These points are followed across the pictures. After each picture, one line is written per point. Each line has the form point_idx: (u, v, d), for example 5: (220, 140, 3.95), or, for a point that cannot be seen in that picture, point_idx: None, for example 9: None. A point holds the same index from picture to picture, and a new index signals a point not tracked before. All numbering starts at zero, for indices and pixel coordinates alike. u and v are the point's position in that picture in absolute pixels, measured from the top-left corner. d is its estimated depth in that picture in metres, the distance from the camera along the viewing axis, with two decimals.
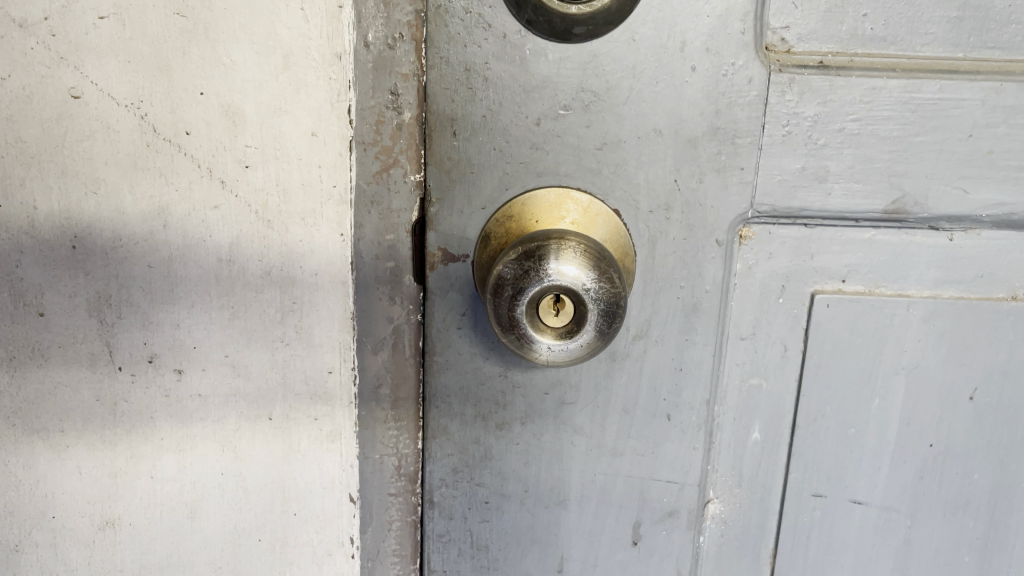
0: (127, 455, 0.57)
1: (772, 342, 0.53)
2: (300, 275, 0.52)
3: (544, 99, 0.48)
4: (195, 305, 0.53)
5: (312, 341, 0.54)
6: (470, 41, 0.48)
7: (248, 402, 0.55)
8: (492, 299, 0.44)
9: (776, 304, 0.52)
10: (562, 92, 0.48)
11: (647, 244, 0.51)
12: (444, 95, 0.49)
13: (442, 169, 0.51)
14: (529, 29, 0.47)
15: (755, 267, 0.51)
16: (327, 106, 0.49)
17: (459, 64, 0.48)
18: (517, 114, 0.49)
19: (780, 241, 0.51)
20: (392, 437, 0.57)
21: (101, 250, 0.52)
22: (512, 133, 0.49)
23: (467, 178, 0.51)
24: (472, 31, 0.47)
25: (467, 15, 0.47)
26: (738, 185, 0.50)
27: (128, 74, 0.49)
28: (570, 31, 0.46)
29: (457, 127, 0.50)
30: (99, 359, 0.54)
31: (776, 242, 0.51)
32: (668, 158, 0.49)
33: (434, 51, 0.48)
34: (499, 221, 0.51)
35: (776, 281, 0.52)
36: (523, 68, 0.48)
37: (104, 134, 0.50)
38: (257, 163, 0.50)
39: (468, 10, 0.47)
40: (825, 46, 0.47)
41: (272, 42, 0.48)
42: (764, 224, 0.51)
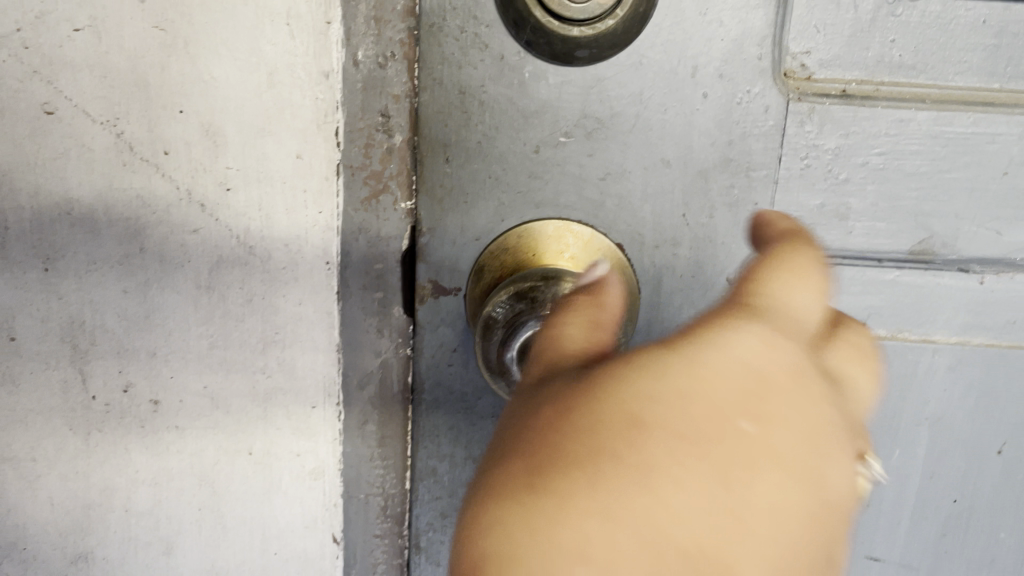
0: (100, 486, 0.54)
1: None
2: (282, 305, 0.49)
3: (544, 125, 0.45)
4: (172, 334, 0.51)
5: (294, 373, 0.51)
6: (466, 62, 0.44)
7: (227, 435, 0.53)
8: (481, 340, 0.42)
9: None
10: (564, 117, 0.45)
11: (652, 281, 0.47)
12: (437, 119, 0.46)
13: (434, 198, 0.47)
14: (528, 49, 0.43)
15: None
16: (313, 127, 0.46)
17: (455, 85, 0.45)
18: (515, 139, 0.46)
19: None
20: (378, 477, 0.54)
21: (75, 272, 0.50)
22: (509, 160, 0.46)
23: (460, 207, 0.47)
24: (468, 51, 0.44)
25: (462, 35, 0.44)
26: None
27: (103, 90, 0.46)
28: (572, 54, 0.42)
29: (450, 152, 0.46)
30: (72, 387, 0.52)
31: None
32: (676, 191, 0.46)
33: (426, 72, 0.45)
34: (493, 253, 0.48)
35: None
36: (522, 92, 0.44)
37: (79, 153, 0.47)
38: (238, 186, 0.47)
39: (463, 29, 0.44)
40: (849, 73, 0.44)
41: (255, 59, 0.45)
42: None
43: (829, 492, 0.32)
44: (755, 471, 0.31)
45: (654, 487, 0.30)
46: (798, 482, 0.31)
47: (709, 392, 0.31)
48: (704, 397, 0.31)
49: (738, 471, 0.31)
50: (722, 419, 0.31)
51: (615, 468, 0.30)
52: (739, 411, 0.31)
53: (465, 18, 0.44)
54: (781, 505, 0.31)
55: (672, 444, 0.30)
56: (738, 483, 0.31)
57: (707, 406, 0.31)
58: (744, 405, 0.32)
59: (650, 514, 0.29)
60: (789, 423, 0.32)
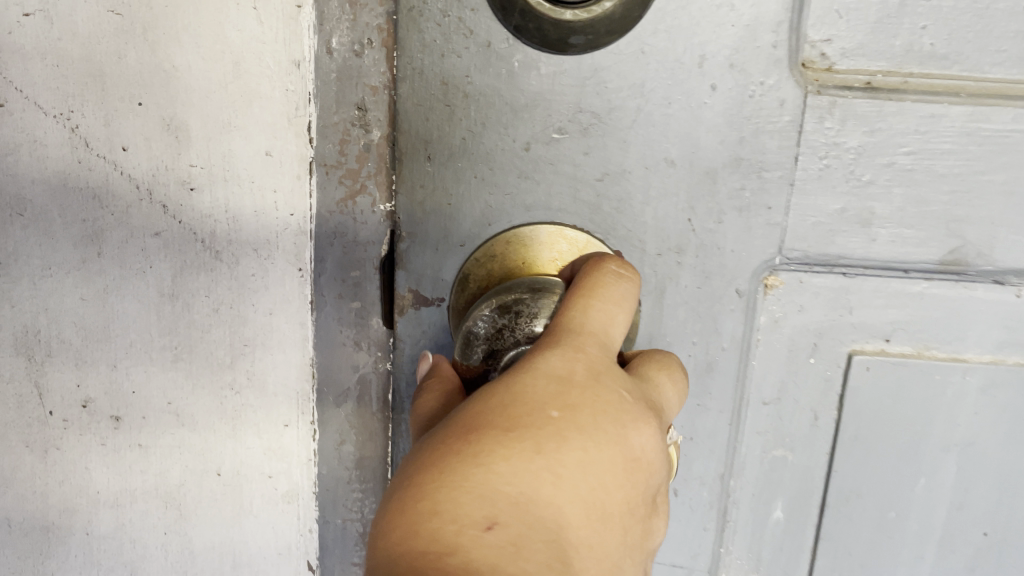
0: (60, 507, 0.50)
1: (800, 409, 0.45)
2: (251, 315, 0.45)
3: (536, 120, 0.41)
4: (133, 345, 0.47)
5: (265, 390, 0.47)
6: (449, 50, 0.40)
7: (194, 454, 0.49)
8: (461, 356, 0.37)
9: (806, 364, 0.44)
10: (557, 112, 0.41)
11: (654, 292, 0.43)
12: (417, 113, 0.41)
13: (414, 200, 0.43)
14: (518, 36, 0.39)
15: (783, 320, 0.44)
16: (284, 121, 0.42)
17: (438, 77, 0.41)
18: (504, 136, 0.41)
19: (813, 292, 0.43)
20: (356, 500, 0.50)
21: (28, 278, 0.46)
22: (498, 158, 0.42)
23: (444, 211, 0.43)
24: (451, 38, 0.40)
25: (444, 19, 0.40)
26: (764, 227, 0.42)
27: (56, 80, 0.42)
28: (565, 41, 0.38)
29: (431, 150, 0.42)
30: (28, 402, 0.48)
31: (808, 293, 0.43)
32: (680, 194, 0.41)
33: (405, 61, 0.41)
34: (477, 262, 0.43)
35: (806, 338, 0.44)
36: (511, 83, 0.40)
37: (31, 148, 0.44)
38: (203, 185, 0.43)
39: (446, 13, 0.40)
40: (874, 64, 0.39)
41: (221, 47, 0.41)
42: (794, 271, 0.42)
43: (646, 452, 0.31)
44: (578, 436, 0.29)
45: (479, 460, 0.27)
46: (617, 440, 0.30)
47: (524, 386, 0.30)
48: (521, 390, 0.30)
49: (560, 440, 0.29)
50: (541, 400, 0.30)
51: (445, 460, 0.28)
52: (554, 394, 0.30)
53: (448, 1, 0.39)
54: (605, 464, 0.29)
55: (493, 434, 0.28)
56: (559, 452, 0.28)
57: (524, 396, 0.30)
58: (556, 391, 0.30)
59: (485, 488, 0.27)
60: (603, 396, 0.31)
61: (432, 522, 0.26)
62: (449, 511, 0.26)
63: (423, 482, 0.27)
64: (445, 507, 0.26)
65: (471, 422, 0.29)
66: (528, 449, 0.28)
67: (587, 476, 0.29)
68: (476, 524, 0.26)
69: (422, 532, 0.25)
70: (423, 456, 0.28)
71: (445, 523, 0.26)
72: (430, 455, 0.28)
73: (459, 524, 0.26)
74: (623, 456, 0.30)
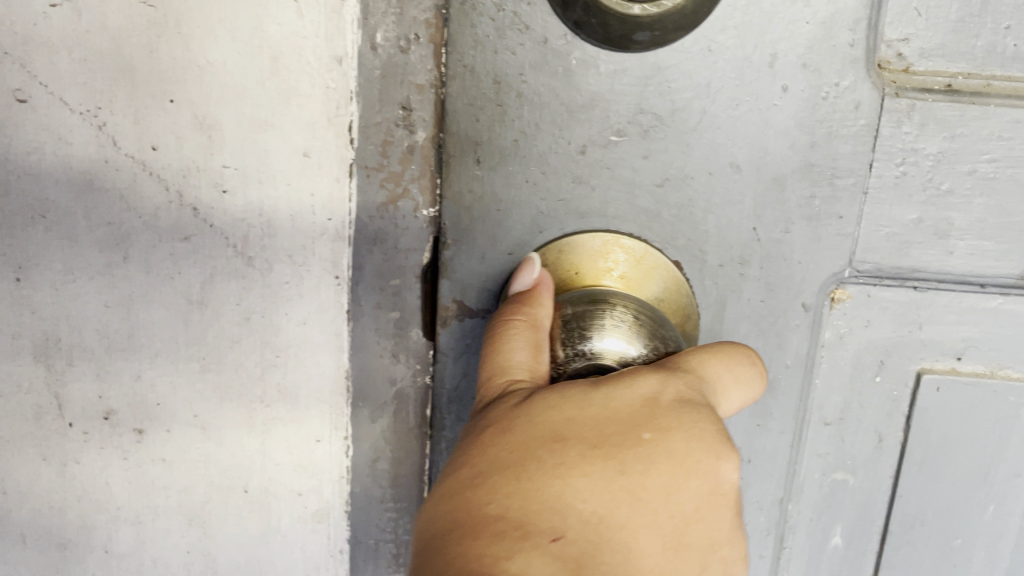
0: (78, 524, 0.48)
1: (864, 431, 0.43)
2: (284, 324, 0.43)
3: (592, 121, 0.39)
4: (159, 355, 0.44)
5: (297, 403, 0.45)
6: (503, 47, 0.38)
7: (219, 470, 0.46)
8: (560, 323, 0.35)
9: (871, 382, 0.42)
10: (616, 114, 0.39)
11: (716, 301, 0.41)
12: (467, 113, 0.39)
13: (461, 204, 0.41)
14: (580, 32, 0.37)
15: (848, 336, 0.41)
16: (323, 120, 0.40)
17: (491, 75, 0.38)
18: (558, 137, 0.39)
19: (881, 306, 0.41)
20: (390, 521, 0.47)
21: (49, 284, 0.44)
22: (551, 161, 0.40)
23: (492, 217, 0.41)
24: (506, 34, 0.38)
25: (499, 14, 0.38)
26: (834, 237, 0.40)
27: (83, 75, 0.40)
28: (630, 36, 0.36)
29: (481, 153, 0.40)
30: (47, 413, 0.46)
31: (876, 306, 0.41)
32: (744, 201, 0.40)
33: (455, 58, 0.38)
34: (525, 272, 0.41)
35: (873, 356, 0.42)
36: (568, 82, 0.38)
37: (55, 147, 0.41)
38: (236, 188, 0.41)
39: (501, 8, 0.38)
40: (954, 65, 0.37)
41: (257, 41, 0.39)
42: (863, 285, 0.41)
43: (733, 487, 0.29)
44: (666, 462, 0.28)
45: (557, 471, 0.28)
46: (707, 469, 0.28)
47: (616, 399, 0.30)
48: (613, 401, 0.29)
49: (643, 464, 0.28)
50: (632, 418, 0.29)
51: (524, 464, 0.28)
52: (645, 412, 0.29)
53: None
54: (688, 493, 0.28)
55: (577, 445, 0.28)
56: (640, 475, 0.28)
57: (615, 410, 0.29)
58: (649, 409, 0.29)
59: (558, 501, 0.27)
60: (700, 422, 0.29)
61: (499, 523, 0.27)
62: (516, 517, 0.27)
63: (500, 480, 0.28)
64: (515, 511, 0.27)
65: (557, 430, 0.29)
66: (609, 468, 0.28)
67: (666, 504, 0.28)
68: (541, 534, 0.26)
69: (486, 530, 0.26)
70: (503, 452, 0.29)
71: (512, 526, 0.26)
72: (514, 452, 0.29)
73: (523, 530, 0.26)
74: (710, 488, 0.28)
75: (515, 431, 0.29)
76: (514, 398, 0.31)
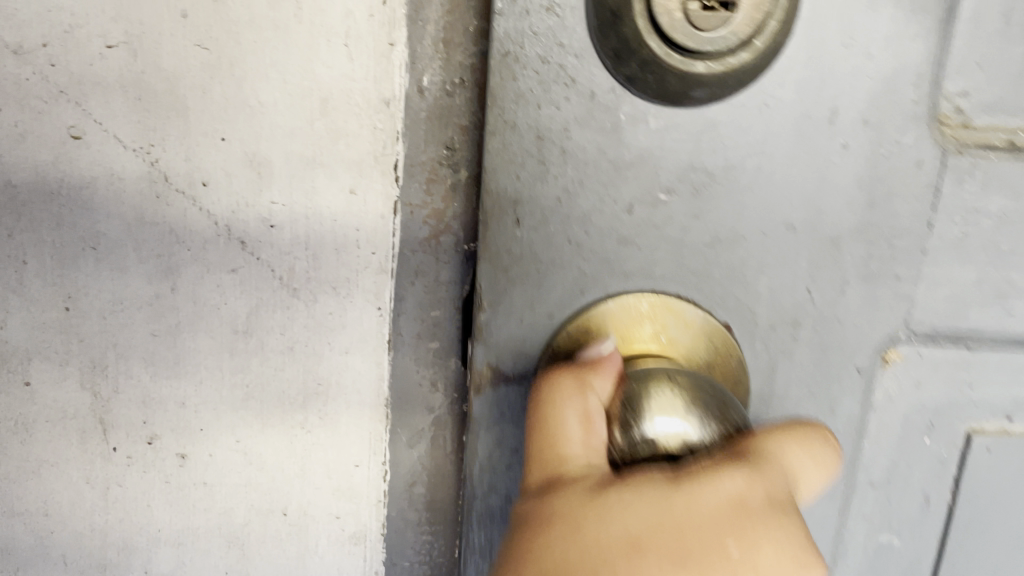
0: (119, 546, 0.49)
1: (913, 489, 0.46)
2: (327, 353, 0.45)
3: (639, 176, 0.39)
4: (203, 382, 0.46)
5: (338, 429, 0.46)
6: (547, 101, 0.37)
7: (260, 494, 0.48)
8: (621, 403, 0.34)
9: (924, 442, 0.45)
10: (666, 171, 0.38)
11: (754, 343, 0.42)
12: (508, 169, 0.38)
13: (497, 266, 0.40)
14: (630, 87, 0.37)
15: (901, 397, 0.44)
16: (370, 159, 0.42)
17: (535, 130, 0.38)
18: (603, 197, 0.39)
19: (933, 366, 0.44)
20: (425, 542, 0.49)
21: (98, 313, 0.45)
22: (594, 222, 0.39)
23: (533, 279, 0.40)
24: (549, 87, 0.37)
25: (543, 66, 0.37)
26: (891, 299, 0.41)
27: (137, 113, 0.41)
28: (688, 93, 0.36)
29: (521, 213, 0.39)
30: (91, 437, 0.47)
31: (929, 368, 0.44)
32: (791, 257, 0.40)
33: (496, 111, 0.37)
34: (572, 336, 0.41)
35: (924, 417, 0.45)
36: (617, 137, 0.38)
37: (108, 181, 0.43)
38: (284, 223, 0.42)
39: (545, 59, 0.37)
40: (1012, 120, 0.40)
41: (308, 84, 0.40)
42: (917, 349, 0.43)
43: None
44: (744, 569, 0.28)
45: None
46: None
47: (697, 502, 0.29)
48: (694, 506, 0.29)
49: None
50: (715, 526, 0.29)
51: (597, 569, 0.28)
52: (727, 522, 0.29)
53: (547, 45, 0.37)
54: None
55: (653, 554, 0.28)
56: None
57: (697, 516, 0.29)
58: (732, 515, 0.29)
59: None
60: (783, 536, 0.29)
61: None
62: None
63: None
64: None
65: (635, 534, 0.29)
66: None
67: None
68: None
69: None
70: (573, 550, 0.29)
71: None
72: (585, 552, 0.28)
73: None
74: None
75: (587, 529, 0.29)
76: (578, 486, 0.31)
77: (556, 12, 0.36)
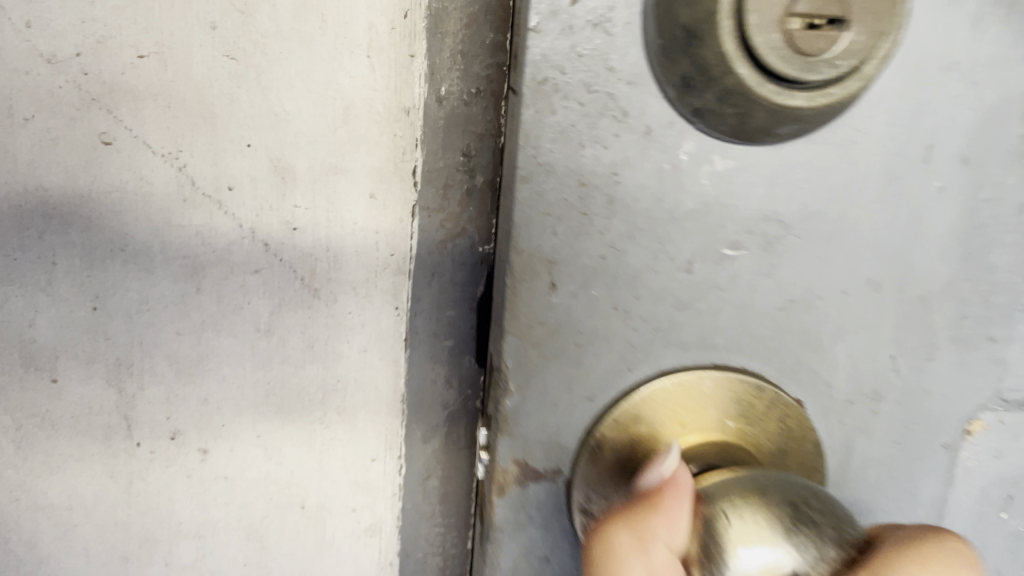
0: (140, 538, 0.51)
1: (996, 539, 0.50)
2: (346, 351, 0.46)
3: (697, 237, 0.38)
4: (226, 379, 0.47)
5: (355, 425, 0.48)
6: (592, 138, 0.36)
7: (279, 487, 0.49)
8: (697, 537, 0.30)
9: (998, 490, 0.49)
10: (733, 224, 0.38)
11: (789, 363, 0.42)
12: (543, 224, 0.37)
13: (529, 339, 0.38)
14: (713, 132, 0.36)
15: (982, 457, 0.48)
16: (390, 166, 0.44)
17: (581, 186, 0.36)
18: (657, 267, 0.38)
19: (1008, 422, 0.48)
20: (438, 535, 0.51)
21: (125, 312, 0.47)
22: (643, 290, 0.39)
23: (570, 353, 0.39)
24: (597, 120, 0.36)
25: (589, 96, 0.35)
26: (982, 355, 0.45)
27: (166, 120, 0.43)
28: (773, 130, 0.36)
29: (556, 276, 0.38)
30: (115, 433, 0.49)
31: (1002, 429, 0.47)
32: (856, 311, 0.42)
33: (531, 151, 0.36)
34: (616, 421, 0.40)
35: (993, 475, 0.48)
36: (676, 184, 0.37)
37: (137, 186, 0.44)
38: (306, 226, 0.44)
39: (590, 89, 0.35)
40: None
41: (332, 93, 0.42)
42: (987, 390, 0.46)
43: None
44: None
45: None
46: None
47: None
48: None
49: None
50: None
51: None
52: None
53: (593, 71, 0.35)
54: None
55: None
56: None
57: None
58: None
59: None
60: None
61: None
62: None
63: None
64: None
65: None
66: None
67: None
68: None
69: None
70: None
71: None
72: None
73: None
74: None
75: None
76: None
77: (604, 29, 0.35)
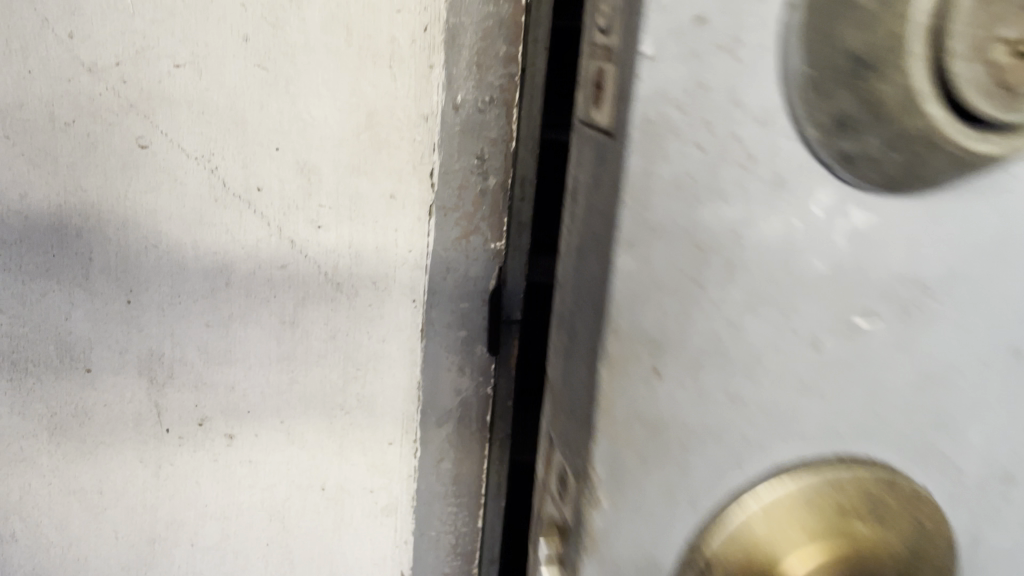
0: (167, 520, 0.54)
1: None
2: (366, 341, 0.50)
3: (829, 307, 0.28)
4: (252, 368, 0.51)
5: (374, 411, 0.51)
6: (712, 190, 0.25)
7: (301, 470, 0.52)
8: None
9: None
10: (873, 285, 0.28)
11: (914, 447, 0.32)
12: (652, 309, 0.26)
13: (623, 443, 0.28)
14: (833, 170, 0.27)
15: None
16: (409, 168, 0.47)
17: (675, 244, 0.26)
18: (777, 343, 0.28)
19: None
20: (450, 514, 0.54)
21: (157, 305, 0.50)
22: (761, 370, 0.28)
23: (673, 457, 0.28)
24: (712, 167, 0.25)
25: (709, 114, 0.24)
26: None
27: (200, 125, 0.46)
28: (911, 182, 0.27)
29: (661, 360, 0.27)
30: (146, 419, 0.52)
31: None
32: (995, 391, 0.32)
33: (634, 209, 0.25)
34: (728, 541, 0.30)
35: None
36: (801, 263, 0.27)
37: (171, 186, 0.47)
38: (330, 224, 0.48)
39: (707, 123, 0.25)
40: None
41: (356, 100, 0.46)
42: None
43: None
44: None
45: None
46: None
47: None
48: None
49: None
50: None
51: None
52: None
53: (720, 111, 0.24)
54: None
55: None
56: None
57: None
58: None
59: None
60: None
61: None
62: None
63: None
64: None
65: None
66: None
67: None
68: None
69: None
70: None
71: None
72: None
73: None
74: None
75: None
76: None
77: (730, 51, 0.24)
